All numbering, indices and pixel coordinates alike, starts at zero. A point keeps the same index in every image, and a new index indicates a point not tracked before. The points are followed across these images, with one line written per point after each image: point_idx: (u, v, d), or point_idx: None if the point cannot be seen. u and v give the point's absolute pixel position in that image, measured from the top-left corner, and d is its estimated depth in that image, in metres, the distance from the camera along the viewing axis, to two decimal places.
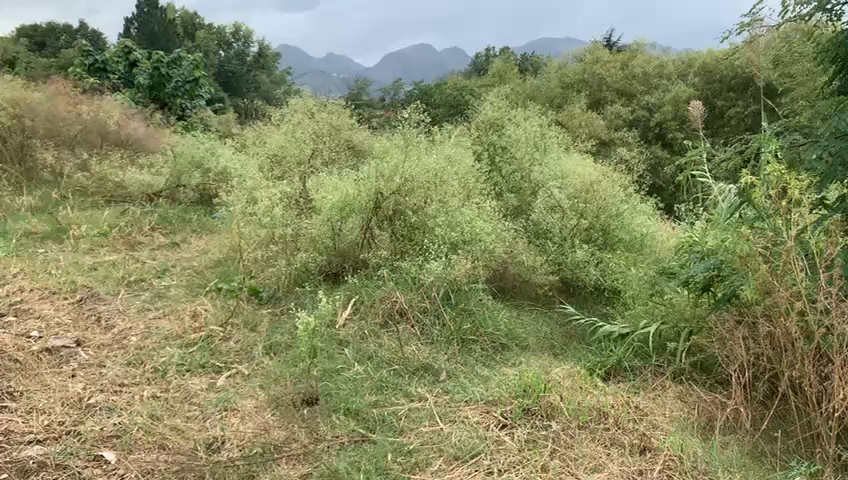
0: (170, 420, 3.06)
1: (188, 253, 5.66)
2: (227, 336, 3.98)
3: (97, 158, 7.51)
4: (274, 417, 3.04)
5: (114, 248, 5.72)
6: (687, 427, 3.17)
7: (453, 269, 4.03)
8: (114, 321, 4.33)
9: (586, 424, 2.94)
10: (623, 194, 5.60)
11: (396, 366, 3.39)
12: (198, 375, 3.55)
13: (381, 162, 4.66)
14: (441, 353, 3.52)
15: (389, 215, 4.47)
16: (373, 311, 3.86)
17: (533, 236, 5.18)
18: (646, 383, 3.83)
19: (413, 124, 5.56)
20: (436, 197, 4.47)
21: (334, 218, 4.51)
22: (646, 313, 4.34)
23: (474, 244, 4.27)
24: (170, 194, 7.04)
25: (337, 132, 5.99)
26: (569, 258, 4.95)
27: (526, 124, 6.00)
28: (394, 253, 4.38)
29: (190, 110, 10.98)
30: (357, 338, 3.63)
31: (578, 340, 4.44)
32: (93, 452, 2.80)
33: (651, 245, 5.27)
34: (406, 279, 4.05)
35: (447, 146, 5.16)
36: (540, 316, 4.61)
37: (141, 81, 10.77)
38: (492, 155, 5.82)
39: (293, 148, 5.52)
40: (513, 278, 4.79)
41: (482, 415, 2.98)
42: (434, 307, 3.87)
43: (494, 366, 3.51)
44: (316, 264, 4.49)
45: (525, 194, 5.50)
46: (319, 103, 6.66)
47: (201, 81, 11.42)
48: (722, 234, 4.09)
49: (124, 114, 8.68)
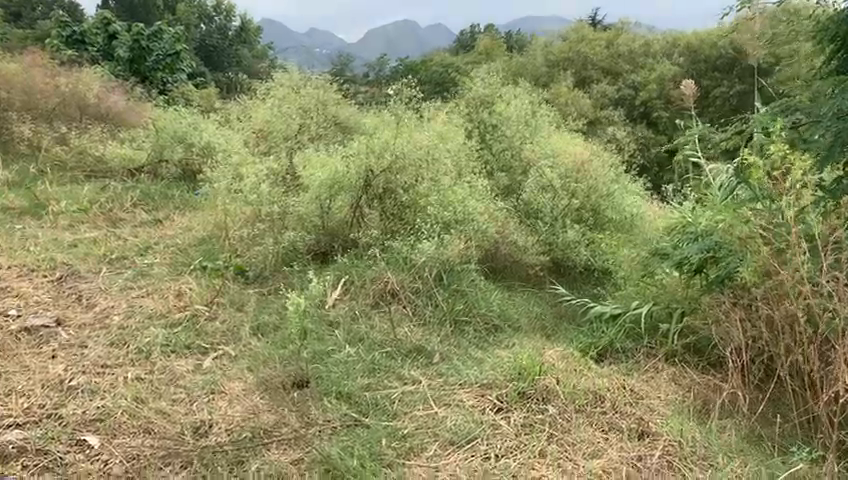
0: (155, 403, 2.97)
1: (171, 230, 5.52)
2: (212, 316, 3.88)
3: (76, 132, 7.32)
4: (264, 400, 2.96)
5: (94, 225, 5.57)
6: (684, 411, 3.12)
7: (446, 249, 3.94)
8: (96, 300, 4.21)
9: (583, 408, 2.89)
10: (615, 172, 5.52)
11: (388, 348, 3.30)
12: (184, 356, 3.45)
13: (370, 138, 4.53)
14: (434, 335, 3.46)
15: (379, 194, 4.36)
16: (365, 292, 3.79)
17: (524, 215, 5.07)
18: (639, 366, 3.76)
19: (402, 101, 5.45)
20: (427, 176, 4.33)
21: (323, 195, 4.42)
22: (640, 296, 4.28)
23: (467, 224, 4.12)
24: (153, 169, 6.87)
25: (322, 107, 5.83)
26: (559, 238, 4.89)
27: (516, 99, 5.83)
28: (385, 232, 4.29)
29: (171, 84, 10.74)
30: (347, 318, 3.55)
31: (570, 321, 4.38)
32: (75, 437, 2.72)
33: (640, 226, 5.24)
34: (398, 259, 3.97)
35: (438, 124, 5.05)
36: (530, 297, 4.54)
37: (120, 54, 10.53)
38: (482, 133, 5.57)
39: (279, 122, 5.37)
40: (505, 258, 4.77)
41: (478, 399, 2.92)
42: (426, 288, 3.79)
43: (488, 348, 3.44)
44: (304, 244, 4.42)
45: (516, 173, 5.36)
46: (304, 77, 6.50)
47: (183, 54, 11.15)
48: (717, 215, 4.03)
49: (103, 87, 8.47)
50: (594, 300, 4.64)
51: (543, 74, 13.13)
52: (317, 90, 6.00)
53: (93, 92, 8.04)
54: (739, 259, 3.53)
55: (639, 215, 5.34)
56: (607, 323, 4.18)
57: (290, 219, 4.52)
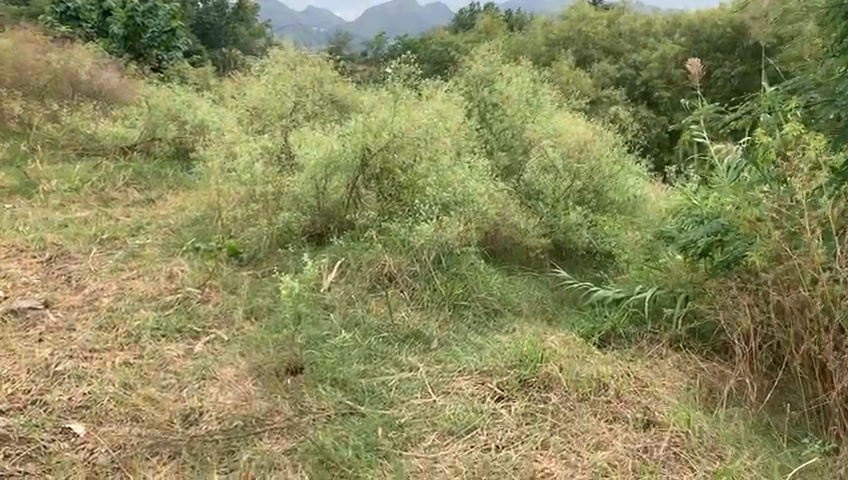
0: (144, 389, 2.87)
1: (164, 210, 5.40)
2: (205, 299, 3.78)
3: (68, 110, 7.16)
4: (257, 386, 2.87)
5: (86, 205, 5.44)
6: (689, 399, 3.06)
7: (445, 231, 3.82)
8: (85, 281, 4.10)
9: (586, 396, 2.80)
10: (617, 155, 5.42)
11: (385, 333, 3.21)
12: (175, 340, 3.35)
13: (368, 117, 4.42)
14: (433, 320, 3.36)
15: (376, 173, 4.24)
16: (361, 275, 3.68)
17: (525, 197, 4.92)
18: (642, 352, 3.72)
19: (400, 79, 5.30)
20: (425, 155, 4.20)
21: (318, 175, 4.28)
22: (644, 281, 4.18)
23: (467, 205, 4.01)
24: (146, 148, 6.72)
25: (318, 84, 5.67)
26: (562, 221, 4.75)
27: (516, 78, 5.68)
28: (382, 213, 4.19)
29: (167, 62, 10.53)
30: (343, 302, 3.44)
31: (571, 305, 4.30)
32: (60, 425, 2.62)
33: (643, 209, 5.19)
34: (395, 240, 3.84)
35: (437, 102, 4.91)
36: (531, 281, 4.44)
37: (115, 31, 10.23)
38: (482, 112, 5.44)
39: (273, 100, 5.22)
40: (506, 240, 4.66)
41: (477, 387, 2.83)
42: (425, 271, 3.68)
43: (488, 333, 3.35)
44: (300, 225, 4.27)
45: (516, 152, 5.23)
46: (299, 55, 6.34)
47: (178, 32, 10.96)
48: (724, 197, 3.92)
49: (96, 64, 8.29)
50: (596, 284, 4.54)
51: (544, 53, 12.93)
52: (313, 68, 5.84)
53: (85, 69, 7.86)
54: (747, 242, 3.48)
55: (639, 199, 5.28)
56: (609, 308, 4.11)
57: (285, 200, 4.35)
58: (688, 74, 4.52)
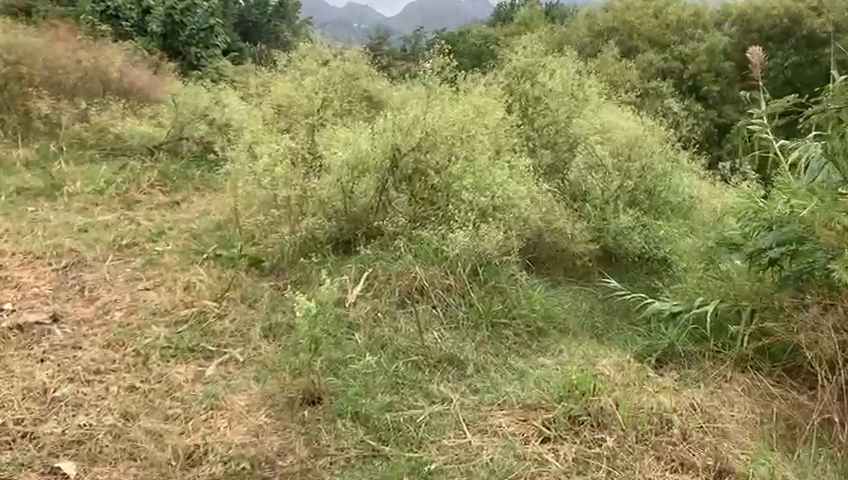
0: (146, 420, 2.59)
1: (188, 214, 5.13)
2: (222, 313, 3.49)
3: (96, 109, 6.94)
4: (269, 420, 2.56)
5: (109, 207, 5.21)
6: (767, 437, 2.67)
7: (481, 241, 3.42)
8: (99, 292, 3.84)
9: (644, 437, 2.43)
10: (670, 152, 4.98)
11: (414, 357, 2.85)
12: (186, 362, 3.07)
13: (399, 112, 4.06)
14: (467, 342, 2.99)
15: (408, 174, 3.90)
16: (389, 288, 3.33)
17: (570, 198, 4.60)
18: (705, 375, 3.40)
19: (435, 72, 4.85)
20: (462, 154, 3.85)
21: (345, 178, 3.88)
22: (704, 291, 3.78)
23: (507, 210, 3.66)
24: (172, 147, 6.45)
25: (348, 79, 5.26)
26: (612, 225, 4.40)
27: (560, 70, 5.27)
28: (414, 220, 3.80)
29: (205, 61, 9.84)
30: (369, 320, 3.09)
31: (622, 318, 3.95)
32: (49, 464, 2.34)
33: (701, 212, 4.78)
34: (427, 251, 3.50)
35: (475, 97, 4.55)
36: (578, 292, 4.08)
37: (154, 29, 9.50)
38: (524, 106, 5.12)
39: (299, 97, 4.84)
40: (549, 247, 4.25)
41: (520, 425, 2.47)
42: (459, 286, 3.33)
43: (530, 356, 3.00)
44: (324, 232, 3.91)
45: (560, 149, 4.85)
46: (330, 46, 5.97)
47: (218, 29, 10.15)
48: (796, 200, 3.49)
49: (128, 62, 8.09)
50: (650, 295, 4.16)
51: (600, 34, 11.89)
52: (342, 62, 5.42)
53: (114, 66, 7.56)
54: (827, 253, 3.22)
55: (693, 199, 4.84)
56: (666, 321, 3.78)
57: (310, 205, 3.96)
58: (752, 65, 4.07)
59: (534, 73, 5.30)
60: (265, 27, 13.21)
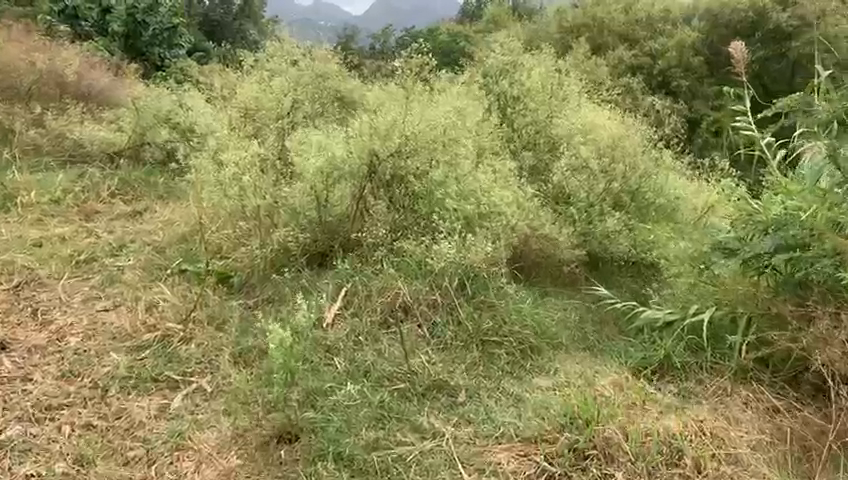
0: (104, 466, 2.34)
1: (151, 225, 4.83)
2: (188, 336, 3.21)
3: (52, 113, 6.50)
4: (242, 462, 2.35)
5: (67, 219, 4.88)
6: (779, 462, 2.54)
7: (468, 253, 3.18)
8: (53, 315, 3.54)
9: (654, 468, 2.26)
10: (653, 152, 4.75)
11: (400, 385, 2.63)
12: (149, 394, 2.80)
13: (376, 116, 3.82)
14: (457, 364, 2.79)
15: (386, 181, 3.63)
16: (370, 306, 3.10)
17: (553, 201, 4.31)
18: (704, 389, 3.23)
19: (409, 72, 4.49)
20: (443, 159, 3.60)
21: (319, 186, 3.68)
22: (698, 298, 3.61)
23: (494, 219, 3.41)
24: (134, 153, 6.09)
25: (318, 81, 4.99)
26: (597, 228, 4.20)
27: (537, 70, 5.03)
28: (394, 230, 3.55)
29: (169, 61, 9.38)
30: (349, 344, 2.85)
31: (613, 327, 3.74)
32: None
33: (685, 213, 4.59)
34: (409, 263, 3.29)
35: (454, 98, 4.31)
36: (567, 302, 3.85)
37: (115, 28, 9.03)
38: (503, 107, 4.86)
39: (266, 99, 4.51)
40: (535, 255, 4.04)
41: (520, 462, 2.29)
42: (446, 301, 3.11)
43: (525, 377, 2.80)
44: (297, 243, 3.65)
45: (542, 150, 4.59)
46: (300, 45, 5.69)
47: (181, 29, 9.73)
48: (790, 201, 3.38)
49: (87, 63, 7.72)
50: (641, 303, 3.96)
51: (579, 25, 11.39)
52: (312, 61, 5.14)
53: (73, 68, 7.15)
54: (832, 259, 3.08)
55: (680, 200, 4.62)
56: (660, 331, 3.60)
57: (281, 216, 3.72)
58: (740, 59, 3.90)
59: (511, 72, 5.06)
60: (230, 26, 12.75)
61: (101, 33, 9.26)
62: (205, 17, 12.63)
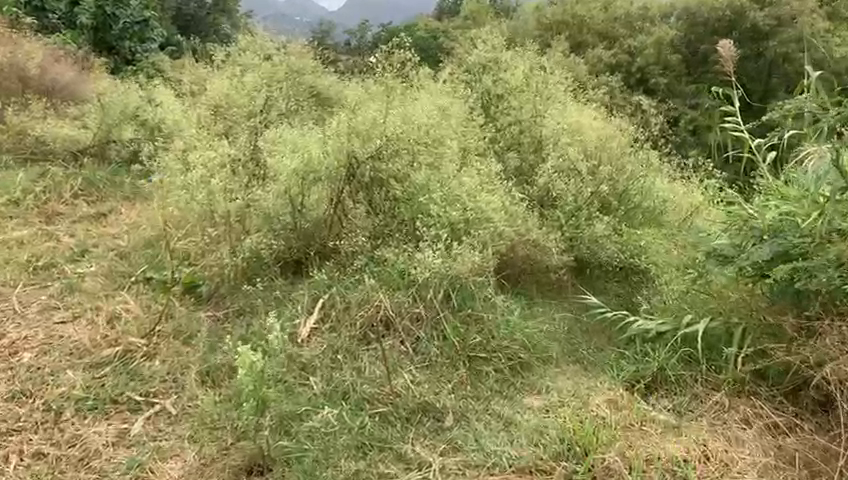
0: None
1: (115, 228, 4.58)
2: (152, 352, 2.98)
3: (13, 109, 6.12)
4: None
5: (26, 222, 4.60)
6: None
7: (455, 263, 2.99)
8: (7, 327, 3.28)
9: None
10: (641, 153, 4.59)
11: (381, 408, 2.44)
12: (107, 417, 2.57)
13: (354, 115, 3.61)
14: (442, 384, 2.60)
15: (365, 183, 3.41)
16: (349, 319, 2.88)
17: (539, 204, 4.10)
18: (699, 403, 3.07)
19: (389, 68, 4.26)
20: (425, 161, 3.38)
21: (294, 189, 3.46)
22: (691, 307, 3.44)
23: (481, 226, 3.23)
24: (101, 152, 5.75)
25: (292, 79, 4.74)
26: (585, 232, 4.01)
27: (522, 67, 4.83)
28: (374, 237, 3.35)
29: (140, 54, 9.00)
30: (326, 362, 2.65)
31: (604, 338, 3.56)
32: None
33: (672, 216, 4.42)
34: (390, 273, 3.05)
35: (435, 95, 4.08)
36: (554, 311, 3.68)
37: (84, 21, 8.59)
38: (486, 104, 4.65)
39: (238, 96, 4.24)
40: (522, 262, 3.84)
41: None
42: (430, 315, 2.90)
43: (515, 397, 2.63)
44: (270, 251, 3.39)
45: (527, 151, 4.38)
46: (276, 40, 5.45)
47: (152, 23, 9.41)
48: (786, 204, 3.23)
49: (53, 55, 7.36)
50: (632, 311, 3.78)
51: None
52: (287, 56, 4.90)
53: (35, 63, 6.80)
54: (834, 265, 2.91)
55: (668, 203, 4.45)
56: (652, 341, 3.43)
57: (254, 220, 3.49)
58: (728, 60, 3.74)
59: (495, 69, 4.86)
60: (205, 21, 12.41)
61: (70, 26, 8.81)
62: (178, 11, 12.16)
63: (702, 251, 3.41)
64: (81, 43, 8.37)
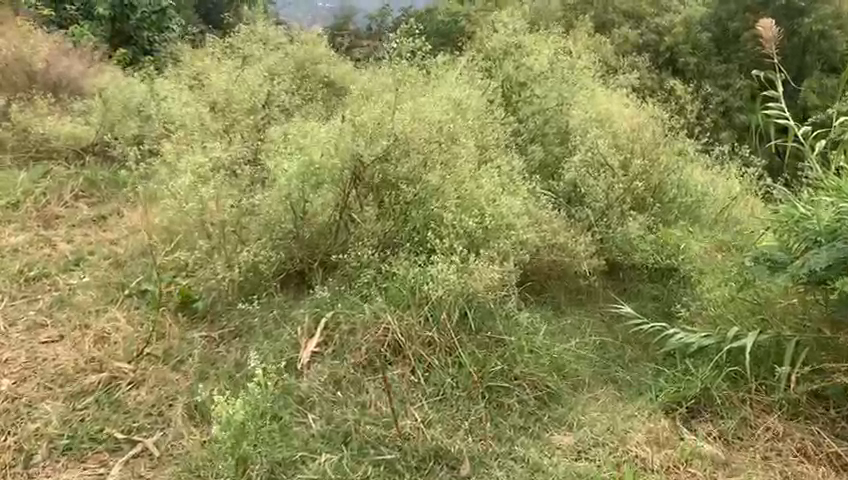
0: None
1: (114, 232, 4.28)
2: (137, 379, 2.70)
3: (18, 104, 5.59)
4: None
5: (23, 227, 4.35)
6: None
7: (471, 278, 2.72)
8: None
9: None
10: (676, 144, 4.11)
11: (386, 455, 2.25)
12: (83, 461, 2.34)
13: (358, 112, 3.31)
14: (455, 428, 2.37)
15: (375, 185, 3.10)
16: (354, 346, 2.60)
17: (565, 200, 3.75)
18: (749, 431, 2.65)
19: (400, 58, 3.93)
20: (439, 160, 3.08)
21: (297, 192, 3.12)
22: (735, 319, 2.93)
23: (498, 236, 2.97)
24: (102, 150, 5.37)
25: (298, 74, 4.46)
26: (617, 233, 3.60)
27: (546, 51, 4.44)
28: (382, 246, 3.05)
29: (159, 45, 7.87)
30: (326, 399, 2.43)
31: (644, 352, 3.09)
32: None
33: (714, 214, 3.92)
34: (400, 288, 2.76)
35: (450, 86, 3.69)
36: (584, 321, 3.29)
37: (101, 12, 7.69)
38: (506, 94, 4.32)
39: (239, 91, 3.92)
40: (550, 265, 3.46)
41: None
42: (444, 344, 2.61)
43: (543, 435, 2.41)
44: (269, 265, 3.07)
45: (552, 142, 4.02)
46: (284, 30, 5.12)
47: (170, 11, 8.23)
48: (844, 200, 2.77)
49: (63, 47, 6.70)
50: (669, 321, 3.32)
51: None
52: (293, 50, 4.64)
53: (43, 56, 6.16)
54: None
55: (708, 196, 3.96)
56: (694, 357, 2.93)
57: (251, 229, 3.17)
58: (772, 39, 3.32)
59: (516, 55, 4.49)
60: None
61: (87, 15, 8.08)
62: None
63: (748, 256, 2.94)
64: (96, 33, 7.57)
